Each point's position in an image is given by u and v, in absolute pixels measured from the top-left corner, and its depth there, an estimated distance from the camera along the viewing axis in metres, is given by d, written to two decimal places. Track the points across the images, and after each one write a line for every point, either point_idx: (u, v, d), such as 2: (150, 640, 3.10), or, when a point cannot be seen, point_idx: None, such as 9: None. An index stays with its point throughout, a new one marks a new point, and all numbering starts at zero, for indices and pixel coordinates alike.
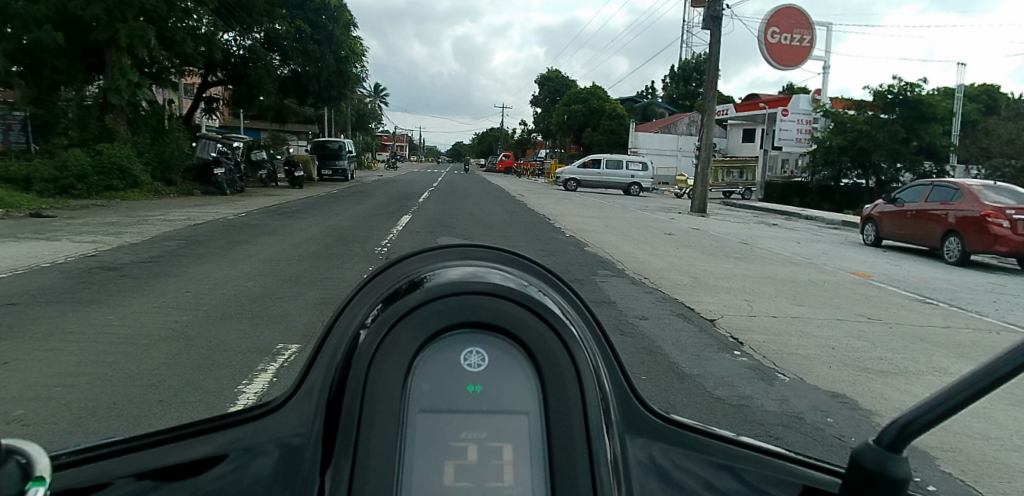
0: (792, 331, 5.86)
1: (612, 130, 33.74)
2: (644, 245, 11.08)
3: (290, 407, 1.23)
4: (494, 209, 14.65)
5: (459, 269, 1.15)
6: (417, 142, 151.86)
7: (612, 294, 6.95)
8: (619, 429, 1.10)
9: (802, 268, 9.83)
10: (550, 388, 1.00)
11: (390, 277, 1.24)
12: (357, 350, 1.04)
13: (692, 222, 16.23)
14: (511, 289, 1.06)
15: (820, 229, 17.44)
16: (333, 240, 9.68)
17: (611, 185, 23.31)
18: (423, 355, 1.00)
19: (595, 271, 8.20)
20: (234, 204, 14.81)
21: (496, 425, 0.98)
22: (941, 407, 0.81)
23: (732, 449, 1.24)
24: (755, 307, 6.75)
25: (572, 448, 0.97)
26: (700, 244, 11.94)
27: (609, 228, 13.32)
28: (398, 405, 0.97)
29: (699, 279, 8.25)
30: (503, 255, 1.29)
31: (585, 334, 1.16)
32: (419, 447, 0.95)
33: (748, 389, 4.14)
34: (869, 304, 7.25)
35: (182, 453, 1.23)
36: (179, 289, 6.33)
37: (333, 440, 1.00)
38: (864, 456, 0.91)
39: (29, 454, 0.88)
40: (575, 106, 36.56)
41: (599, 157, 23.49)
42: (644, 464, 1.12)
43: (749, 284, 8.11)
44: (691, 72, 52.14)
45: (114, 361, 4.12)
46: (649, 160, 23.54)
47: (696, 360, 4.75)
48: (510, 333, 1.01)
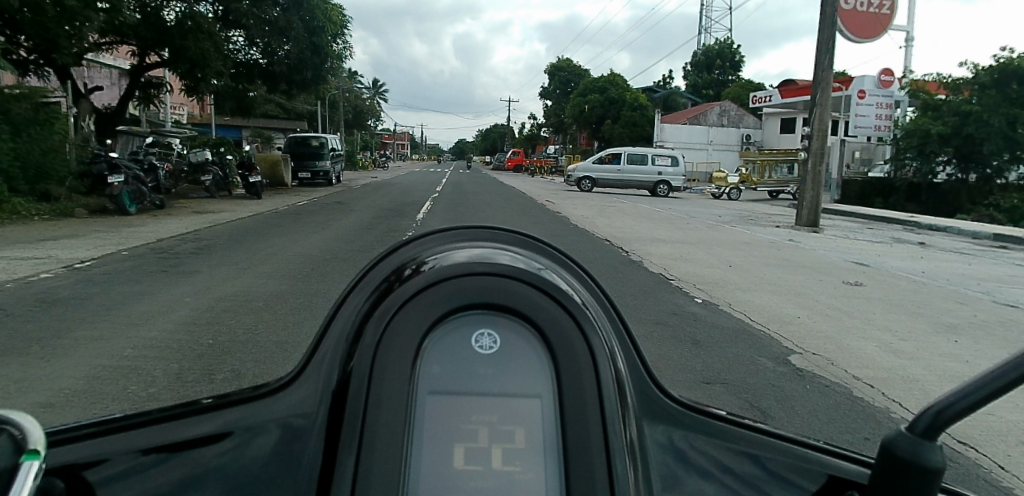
0: (843, 333, 5.45)
1: (634, 122, 32.32)
2: (676, 244, 10.50)
3: (292, 388, 1.11)
4: (517, 212, 13.99)
5: (467, 251, 1.06)
6: (418, 142, 152.08)
7: (643, 292, 6.65)
8: (634, 414, 1.02)
9: (846, 266, 9.24)
10: (566, 374, 0.92)
11: (397, 259, 1.13)
12: (363, 334, 0.95)
13: (721, 219, 15.49)
14: (524, 270, 0.97)
15: (858, 224, 16.57)
16: (347, 247, 9.25)
17: (637, 184, 21.96)
18: (435, 337, 0.92)
19: (624, 270, 7.82)
20: (94, 238, 9.27)
21: (509, 408, 0.90)
22: (984, 391, 0.71)
23: (763, 438, 1.15)
24: (789, 305, 6.49)
25: (590, 435, 0.88)
26: (737, 242, 11.30)
27: (637, 228, 12.69)
28: (409, 388, 0.89)
29: (737, 278, 7.78)
30: (517, 235, 1.19)
31: (600, 316, 1.07)
32: (427, 435, 0.87)
33: (792, 388, 3.95)
34: (907, 301, 6.97)
35: (184, 431, 1.10)
36: (193, 295, 6.06)
37: (338, 427, 0.91)
38: (896, 446, 0.81)
39: (15, 426, 0.73)
40: (593, 95, 35.04)
41: (620, 151, 22.10)
42: (661, 455, 1.04)
43: (791, 284, 7.62)
44: (714, 58, 49.83)
45: (114, 368, 3.88)
46: (679, 154, 22.13)
47: (745, 365, 4.41)
48: (519, 313, 0.92)
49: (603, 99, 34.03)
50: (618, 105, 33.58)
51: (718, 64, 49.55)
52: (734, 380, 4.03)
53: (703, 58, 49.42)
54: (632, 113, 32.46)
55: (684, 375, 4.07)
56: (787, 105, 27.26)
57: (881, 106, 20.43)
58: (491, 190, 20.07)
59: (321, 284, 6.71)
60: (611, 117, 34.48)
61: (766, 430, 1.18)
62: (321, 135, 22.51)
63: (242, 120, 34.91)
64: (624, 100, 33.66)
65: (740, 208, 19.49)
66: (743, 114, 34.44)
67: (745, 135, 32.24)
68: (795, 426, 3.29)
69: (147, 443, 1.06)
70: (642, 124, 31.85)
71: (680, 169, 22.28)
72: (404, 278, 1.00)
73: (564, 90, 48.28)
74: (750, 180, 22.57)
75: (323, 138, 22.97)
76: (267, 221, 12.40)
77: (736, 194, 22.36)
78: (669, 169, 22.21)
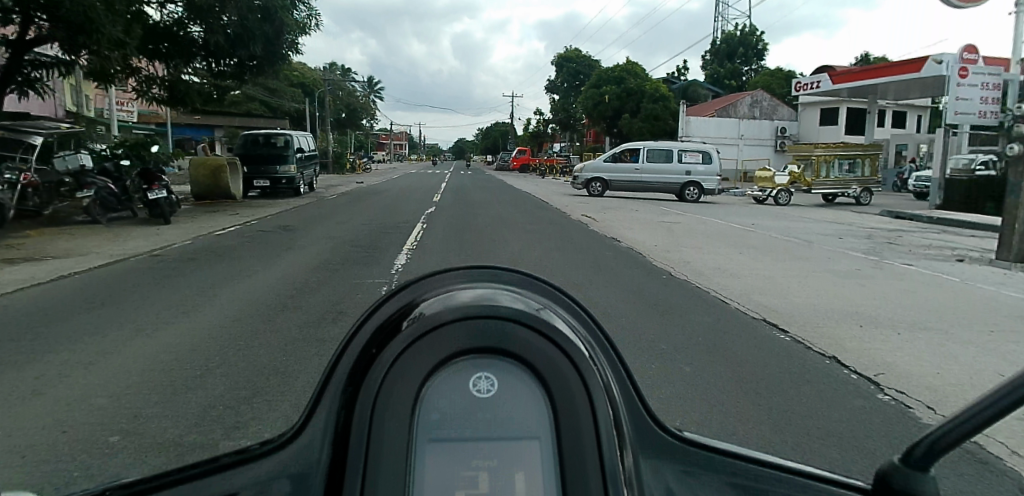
0: (859, 340, 5.40)
1: (656, 115, 30.11)
2: (710, 254, 9.82)
3: (298, 442, 1.11)
4: (533, 220, 13.26)
5: (466, 291, 1.06)
6: (416, 141, 151.84)
7: (659, 305, 6.49)
8: (634, 452, 1.03)
9: (868, 270, 9.03)
10: (562, 413, 0.93)
11: (391, 304, 1.13)
12: (365, 386, 0.95)
13: (753, 223, 14.58)
14: (521, 310, 0.98)
15: (894, 224, 15.74)
16: (358, 259, 8.81)
17: (663, 185, 19.23)
18: (435, 381, 0.93)
19: (641, 281, 7.60)
20: None
21: (507, 452, 0.91)
22: (971, 424, 0.74)
23: (769, 467, 1.16)
24: (808, 312, 6.39)
25: (591, 484, 0.89)
26: (772, 250, 10.62)
27: (665, 236, 11.95)
28: (409, 435, 0.90)
29: (778, 292, 7.27)
30: (515, 273, 1.20)
31: (596, 351, 1.08)
32: (428, 478, 0.88)
33: (813, 401, 3.88)
34: (930, 306, 6.82)
35: (197, 491, 1.09)
36: (198, 314, 5.81)
37: (342, 475, 0.92)
38: (897, 475, 0.84)
39: None
40: (608, 87, 32.05)
41: (640, 146, 19.42)
42: (663, 490, 1.05)
43: (838, 298, 7.10)
44: (735, 46, 47.08)
45: (111, 398, 3.73)
46: (709, 149, 19.25)
47: (765, 375, 4.34)
48: (518, 356, 0.93)
49: (619, 90, 31.33)
50: (636, 98, 31.26)
51: (741, 52, 46.69)
52: (756, 396, 3.90)
53: (724, 45, 46.69)
54: (653, 106, 30.12)
55: (707, 396, 3.89)
56: (825, 94, 25.49)
57: (989, 87, 16.21)
58: (499, 196, 19.55)
59: (329, 297, 6.57)
60: (630, 112, 31.76)
61: (761, 456, 1.20)
62: (286, 133, 18.82)
63: (236, 118, 32.76)
64: (645, 89, 31.09)
65: (769, 209, 18.41)
66: (777, 103, 32.41)
67: (779, 129, 31.19)
68: (820, 444, 3.20)
69: None
70: (663, 118, 29.95)
71: (713, 166, 19.25)
72: (396, 326, 1.00)
73: (576, 84, 45.95)
74: (806, 179, 20.06)
75: (290, 135, 19.24)
76: (271, 230, 11.83)
77: (787, 198, 19.73)
78: (699, 166, 19.29)
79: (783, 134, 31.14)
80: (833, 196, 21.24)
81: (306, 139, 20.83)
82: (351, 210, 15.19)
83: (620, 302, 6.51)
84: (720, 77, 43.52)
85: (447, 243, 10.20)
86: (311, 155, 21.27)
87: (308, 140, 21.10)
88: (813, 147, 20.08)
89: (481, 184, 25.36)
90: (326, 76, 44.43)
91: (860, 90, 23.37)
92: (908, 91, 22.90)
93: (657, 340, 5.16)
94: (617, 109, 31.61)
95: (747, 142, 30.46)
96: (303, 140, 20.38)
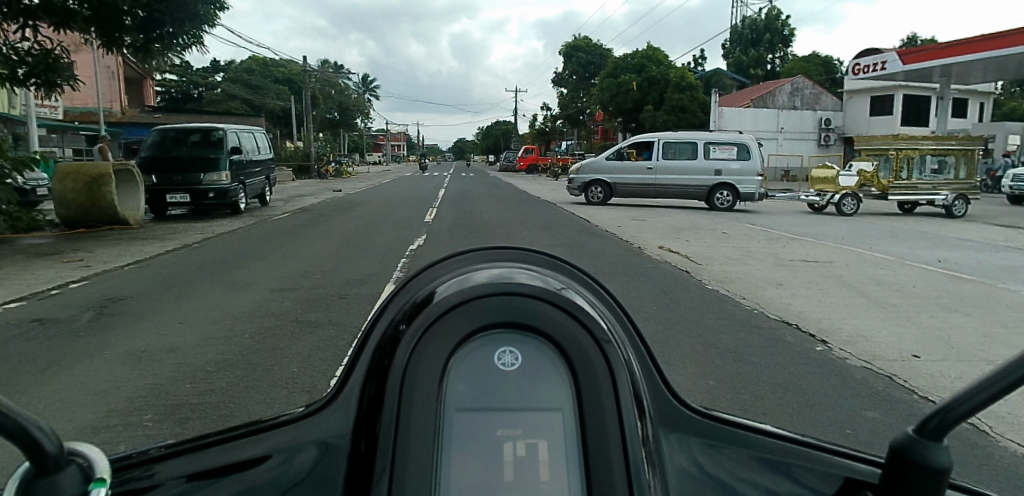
0: (880, 332, 5.29)
1: (683, 106, 26.75)
2: (753, 261, 8.75)
3: (320, 416, 1.15)
4: (547, 224, 12.27)
5: (483, 273, 1.09)
6: (416, 141, 150.77)
7: (676, 299, 6.35)
8: (652, 428, 1.07)
9: (897, 266, 8.63)
10: (582, 385, 0.96)
11: (414, 287, 1.17)
12: (393, 366, 0.98)
13: (788, 224, 13.35)
14: (542, 288, 1.01)
15: (922, 221, 15.03)
16: (360, 260, 8.50)
17: (687, 188, 15.64)
18: (461, 355, 0.96)
19: (660, 279, 7.34)
20: None
21: (530, 421, 0.95)
22: (984, 393, 0.73)
23: (790, 445, 1.19)
24: (827, 305, 6.24)
25: (610, 455, 0.92)
26: (795, 247, 10.18)
27: (702, 241, 10.67)
28: (436, 406, 0.94)
29: (841, 304, 6.34)
30: (535, 255, 1.24)
31: (615, 328, 1.11)
32: (457, 445, 0.92)
33: (829, 392, 3.82)
34: (962, 300, 6.54)
35: (226, 457, 1.14)
36: (197, 316, 5.65)
37: (373, 447, 0.95)
38: (905, 445, 0.85)
39: (81, 455, 0.82)
40: (626, 76, 28.52)
41: (653, 137, 15.73)
42: (679, 462, 1.10)
43: (918, 311, 6.08)
44: (761, 32, 42.72)
45: (96, 403, 3.60)
46: (746, 140, 15.49)
47: (778, 366, 4.29)
48: (539, 330, 0.97)
49: (642, 78, 27.77)
50: (660, 87, 27.83)
51: (766, 39, 42.82)
52: (771, 393, 3.78)
53: (748, 30, 43.13)
54: (680, 96, 26.84)
55: (724, 392, 3.76)
56: (879, 78, 22.44)
57: None
58: (510, 197, 18.96)
59: (334, 296, 6.41)
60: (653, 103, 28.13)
61: (772, 432, 1.23)
62: (216, 127, 13.75)
63: (211, 114, 29.40)
64: (669, 78, 27.75)
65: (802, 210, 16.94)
66: (820, 91, 29.34)
67: (824, 120, 28.22)
68: (832, 435, 3.14)
69: (190, 468, 1.12)
70: (690, 110, 26.83)
71: (751, 162, 15.46)
72: (420, 306, 1.04)
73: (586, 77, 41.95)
74: (881, 181, 15.64)
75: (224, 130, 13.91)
76: (265, 235, 11.02)
77: (857, 208, 15.10)
78: (733, 162, 15.52)
79: (827, 126, 28.16)
80: (912, 203, 16.66)
81: (249, 137, 15.51)
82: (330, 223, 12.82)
83: (645, 305, 6.09)
84: (744, 65, 39.44)
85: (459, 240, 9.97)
86: (256, 158, 15.74)
87: (250, 138, 15.48)
88: (892, 139, 15.32)
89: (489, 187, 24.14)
90: (313, 72, 40.50)
91: (918, 74, 20.50)
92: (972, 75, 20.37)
93: (678, 343, 4.81)
94: (639, 100, 28.15)
95: (787, 136, 27.39)
96: (244, 138, 14.96)
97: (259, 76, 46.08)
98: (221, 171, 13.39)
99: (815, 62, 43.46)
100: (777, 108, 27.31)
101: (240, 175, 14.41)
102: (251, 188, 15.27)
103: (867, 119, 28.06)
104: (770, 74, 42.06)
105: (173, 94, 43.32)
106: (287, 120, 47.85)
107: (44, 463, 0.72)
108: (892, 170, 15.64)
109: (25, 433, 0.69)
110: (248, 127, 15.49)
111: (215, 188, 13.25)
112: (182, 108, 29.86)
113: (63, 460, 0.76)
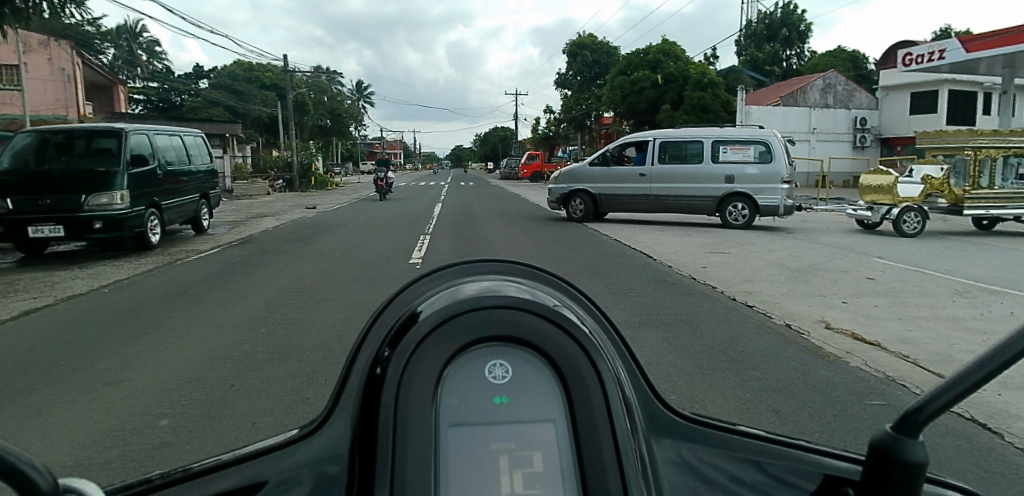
0: (906, 348, 5.18)
1: (704, 105, 25.10)
2: (789, 279, 8.19)
3: (313, 437, 1.17)
4: (555, 236, 11.95)
5: (472, 286, 1.11)
6: (414, 149, 148.83)
7: (694, 315, 6.20)
8: (644, 436, 1.09)
9: (927, 277, 8.33)
10: (572, 393, 0.98)
11: (401, 306, 1.19)
12: (386, 384, 0.99)
13: (804, 234, 13.05)
14: (530, 300, 1.03)
15: (944, 229, 14.63)
16: (367, 275, 8.31)
17: (700, 196, 14.24)
18: (453, 368, 0.98)
19: (677, 294, 7.13)
20: None
21: (521, 432, 0.96)
22: (961, 386, 0.74)
23: (772, 446, 1.21)
24: (851, 321, 6.10)
25: (604, 464, 0.94)
26: (818, 257, 9.84)
27: (731, 256, 9.99)
28: (430, 420, 0.95)
29: (870, 320, 6.14)
30: (523, 267, 1.26)
31: (603, 338, 1.13)
32: (450, 461, 0.93)
33: (853, 411, 3.73)
34: (996, 315, 6.30)
35: (222, 484, 1.15)
36: (189, 334, 5.55)
37: (370, 462, 0.97)
38: (881, 440, 0.87)
39: (79, 488, 0.84)
40: (640, 72, 27.25)
41: (647, 135, 14.56)
42: (671, 467, 1.12)
43: (985, 338, 5.53)
44: (778, 27, 40.68)
45: (94, 427, 3.56)
46: (765, 137, 13.82)
47: (796, 386, 4.20)
48: (529, 343, 0.99)
49: (656, 76, 26.61)
50: (678, 84, 26.23)
51: (783, 34, 41.11)
52: (795, 414, 3.68)
53: (765, 26, 41.44)
54: (700, 94, 25.18)
55: (745, 416, 3.64)
56: (924, 69, 20.61)
57: None
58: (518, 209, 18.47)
59: (335, 312, 6.32)
60: (671, 102, 26.48)
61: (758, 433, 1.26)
62: (115, 127, 10.40)
63: (199, 122, 27.87)
64: (688, 75, 26.33)
65: (820, 218, 16.57)
66: (854, 87, 28.04)
67: (859, 119, 26.90)
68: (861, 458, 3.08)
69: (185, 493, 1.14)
70: (713, 109, 25.10)
71: (772, 165, 13.79)
72: (407, 325, 1.05)
73: (592, 77, 39.63)
74: (952, 190, 13.20)
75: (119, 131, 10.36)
76: (262, 251, 10.70)
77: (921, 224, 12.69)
78: (751, 165, 13.94)
79: (864, 125, 26.88)
80: (989, 220, 14.37)
81: (170, 140, 12.07)
82: (334, 237, 12.52)
83: (659, 321, 5.91)
84: (760, 62, 37.64)
85: (467, 254, 9.75)
86: (179, 167, 12.19)
87: (171, 140, 12.16)
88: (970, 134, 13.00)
89: (496, 198, 23.45)
90: (302, 76, 38.48)
91: (958, 69, 19.09)
92: (1006, 71, 19.37)
93: (693, 367, 4.55)
94: (654, 100, 26.86)
95: (819, 137, 26.02)
96: (156, 139, 11.45)
97: (243, 82, 44.02)
98: (114, 190, 9.87)
99: (839, 58, 41.29)
100: (810, 107, 25.88)
101: (153, 194, 10.94)
102: (168, 210, 11.59)
103: (907, 117, 26.62)
104: (788, 72, 40.22)
105: (155, 103, 41.44)
106: (276, 128, 46.02)
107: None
108: (968, 177, 13.17)
109: (14, 469, 0.70)
110: (160, 126, 11.88)
111: (102, 217, 9.70)
112: (163, 116, 28.19)
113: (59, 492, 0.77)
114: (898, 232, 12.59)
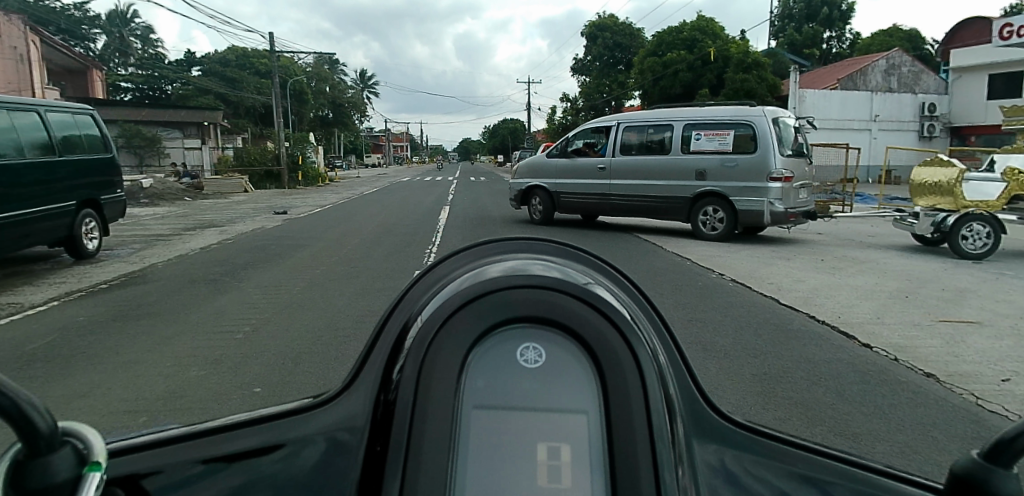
0: (967, 370, 4.93)
1: (748, 88, 24.05)
2: (917, 301, 7.30)
3: (333, 407, 1.16)
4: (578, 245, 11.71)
5: (499, 265, 1.03)
6: (423, 141, 147.51)
7: (731, 329, 6.04)
8: (684, 431, 1.02)
9: (988, 290, 7.91)
10: (609, 380, 0.89)
11: (418, 291, 1.12)
12: (409, 360, 0.92)
13: (839, 241, 12.67)
14: (564, 280, 0.94)
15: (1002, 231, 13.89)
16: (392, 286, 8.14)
17: (666, 195, 12.94)
18: (478, 350, 0.90)
19: (715, 307, 6.92)
20: None
21: (555, 424, 0.88)
22: None
23: (816, 454, 1.16)
24: (904, 337, 5.86)
25: (640, 460, 0.85)
26: (861, 268, 9.49)
27: (834, 286, 8.18)
28: (454, 400, 0.87)
29: (925, 336, 5.88)
30: (551, 244, 1.18)
31: (642, 323, 1.04)
32: (473, 446, 0.85)
33: (907, 440, 3.55)
34: None
35: (234, 445, 1.14)
36: (207, 347, 5.51)
37: (386, 443, 0.90)
38: (971, 467, 0.83)
39: (77, 433, 0.81)
40: (677, 54, 26.31)
41: (613, 120, 13.74)
42: (711, 468, 1.07)
43: None
44: (818, 7, 39.07)
45: None
46: (748, 119, 12.00)
47: (835, 407, 4.05)
48: (565, 327, 0.90)
49: (694, 57, 25.72)
50: (718, 66, 25.27)
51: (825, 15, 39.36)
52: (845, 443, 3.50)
53: (808, 5, 39.76)
54: (743, 76, 24.17)
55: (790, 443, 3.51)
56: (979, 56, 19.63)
57: None
58: None
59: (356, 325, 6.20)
60: (713, 84, 25.45)
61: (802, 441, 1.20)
62: None
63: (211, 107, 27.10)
64: (729, 55, 25.26)
65: (861, 219, 15.97)
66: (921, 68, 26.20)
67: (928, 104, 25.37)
68: None
69: (198, 452, 1.13)
70: (756, 94, 24.10)
71: (756, 155, 11.89)
72: (422, 310, 0.97)
73: (615, 63, 38.31)
74: None
75: None
76: (271, 259, 10.35)
77: (987, 246, 10.27)
78: (725, 154, 12.23)
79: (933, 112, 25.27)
80: None
81: (9, 122, 8.47)
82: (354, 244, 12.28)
83: (691, 336, 5.77)
84: (799, 44, 36.15)
85: None
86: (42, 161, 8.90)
87: (30, 125, 8.91)
88: None
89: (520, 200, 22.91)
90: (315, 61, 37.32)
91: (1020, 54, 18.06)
92: None
93: (735, 390, 4.32)
94: (690, 84, 25.93)
95: (882, 126, 24.61)
96: None
97: (238, 69, 42.67)
98: None
99: (887, 41, 39.39)
100: (872, 91, 24.54)
101: None
102: None
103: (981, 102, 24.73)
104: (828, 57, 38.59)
105: (149, 91, 40.56)
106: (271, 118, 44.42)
107: (37, 443, 0.71)
108: None
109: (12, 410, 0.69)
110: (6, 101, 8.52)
111: None
112: None
113: (56, 440, 0.75)
114: (956, 250, 10.39)
